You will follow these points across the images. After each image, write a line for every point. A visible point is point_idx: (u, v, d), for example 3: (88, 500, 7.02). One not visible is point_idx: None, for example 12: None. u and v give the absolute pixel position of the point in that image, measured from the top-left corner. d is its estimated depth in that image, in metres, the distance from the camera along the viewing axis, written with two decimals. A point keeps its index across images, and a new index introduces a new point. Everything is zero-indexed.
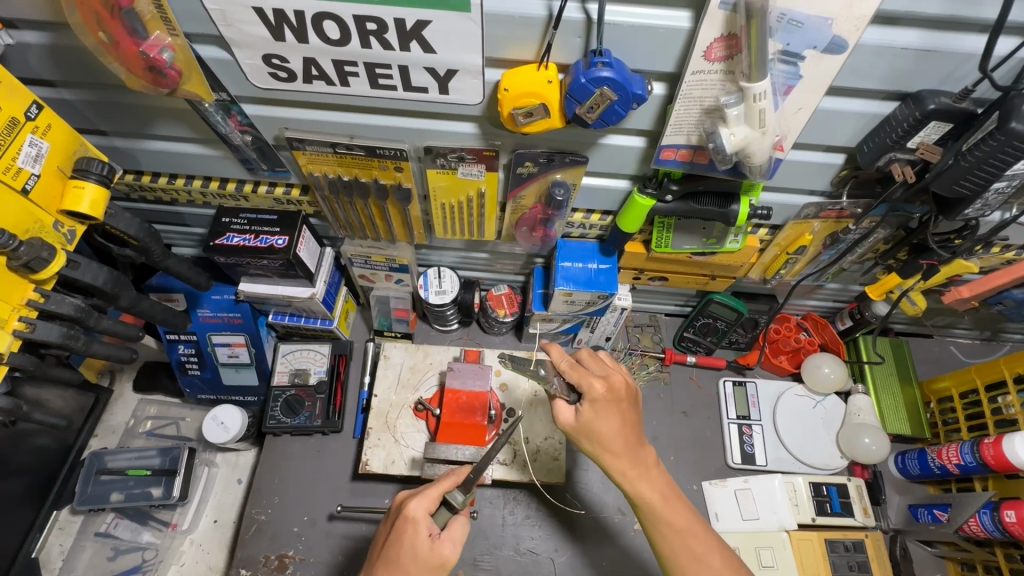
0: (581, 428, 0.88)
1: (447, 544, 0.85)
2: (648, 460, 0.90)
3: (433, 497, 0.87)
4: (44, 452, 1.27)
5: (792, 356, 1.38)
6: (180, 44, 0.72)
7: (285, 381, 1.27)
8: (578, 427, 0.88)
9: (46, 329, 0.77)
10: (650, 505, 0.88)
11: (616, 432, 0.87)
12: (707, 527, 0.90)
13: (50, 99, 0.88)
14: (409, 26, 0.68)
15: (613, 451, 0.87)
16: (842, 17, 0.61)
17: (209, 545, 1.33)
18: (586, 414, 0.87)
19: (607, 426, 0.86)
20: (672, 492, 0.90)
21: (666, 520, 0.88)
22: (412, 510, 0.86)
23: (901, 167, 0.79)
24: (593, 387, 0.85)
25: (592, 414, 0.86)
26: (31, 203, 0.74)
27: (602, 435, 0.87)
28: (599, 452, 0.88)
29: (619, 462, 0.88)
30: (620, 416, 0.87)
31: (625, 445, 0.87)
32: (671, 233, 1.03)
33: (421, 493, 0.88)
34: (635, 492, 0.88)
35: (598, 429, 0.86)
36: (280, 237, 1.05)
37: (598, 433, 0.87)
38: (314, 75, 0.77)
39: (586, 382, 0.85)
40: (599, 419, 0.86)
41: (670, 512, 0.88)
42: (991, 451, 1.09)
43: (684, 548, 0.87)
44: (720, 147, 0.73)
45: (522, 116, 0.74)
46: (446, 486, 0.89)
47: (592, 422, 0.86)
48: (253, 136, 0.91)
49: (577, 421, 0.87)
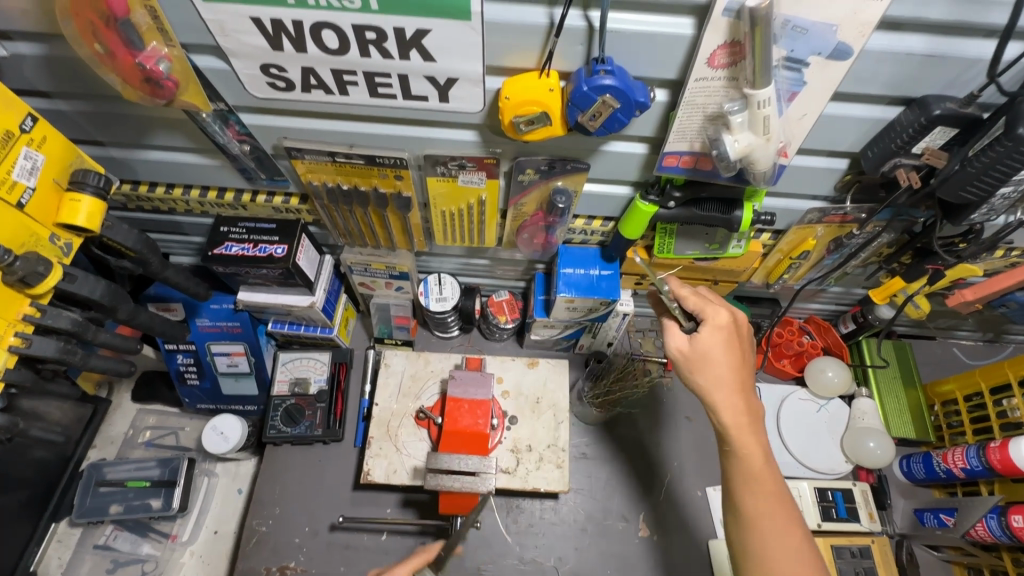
0: (695, 354, 0.84)
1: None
2: (759, 414, 0.83)
3: (404, 574, 0.90)
4: (42, 464, 1.26)
5: (795, 360, 1.37)
6: (177, 55, 0.71)
7: (285, 391, 1.26)
8: (688, 354, 0.85)
9: (43, 344, 0.76)
10: (757, 463, 0.79)
11: (729, 363, 0.82)
12: (787, 500, 0.78)
13: (46, 110, 0.87)
14: (409, 35, 0.67)
15: (724, 387, 0.81)
16: (847, 23, 0.60)
17: (210, 557, 1.32)
18: (706, 338, 0.83)
19: (720, 356, 0.83)
20: (771, 460, 0.80)
21: (762, 483, 0.78)
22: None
23: (906, 172, 0.77)
24: (717, 313, 0.84)
25: (711, 340, 0.83)
26: (27, 217, 0.73)
27: (712, 371, 0.82)
28: (712, 387, 0.82)
29: (728, 402, 0.81)
30: (736, 354, 0.83)
31: (737, 391, 0.81)
32: (673, 240, 1.02)
33: (391, 570, 0.92)
34: (740, 442, 0.80)
35: (711, 357, 0.83)
36: (279, 247, 1.04)
37: (712, 361, 0.83)
38: (313, 84, 0.76)
39: (711, 312, 0.85)
40: (713, 347, 0.83)
41: (770, 474, 0.79)
42: (997, 455, 1.09)
43: (769, 513, 0.77)
44: (723, 155, 0.72)
45: (524, 125, 0.73)
46: (416, 562, 0.93)
47: (710, 348, 0.83)
48: (252, 145, 0.90)
49: (692, 345, 0.84)
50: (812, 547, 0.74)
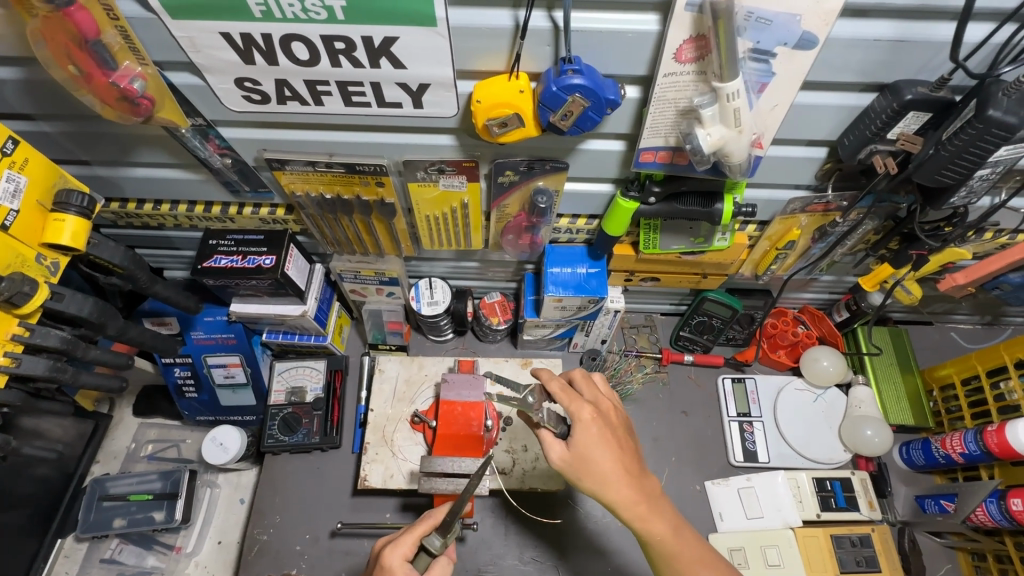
0: (576, 462, 0.83)
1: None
2: (653, 491, 0.86)
3: (409, 544, 0.87)
4: (44, 481, 1.28)
5: (791, 350, 1.36)
6: (151, 73, 0.73)
7: (281, 400, 1.27)
8: (571, 462, 0.83)
9: (32, 362, 0.77)
10: (661, 542, 0.84)
11: (610, 458, 0.83)
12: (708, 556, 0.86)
13: (29, 132, 0.88)
14: (377, 43, 0.68)
15: (615, 486, 0.83)
16: (810, 12, 0.60)
17: (214, 567, 1.33)
18: (580, 441, 0.83)
19: (600, 459, 0.83)
20: (681, 530, 0.86)
21: (676, 557, 0.84)
22: (388, 559, 0.86)
23: (882, 159, 0.77)
24: (581, 410, 0.85)
25: (585, 441, 0.83)
26: (11, 238, 0.74)
27: (600, 478, 0.83)
28: (602, 488, 0.83)
29: (627, 498, 0.83)
30: (611, 443, 0.84)
31: (626, 489, 0.83)
32: (658, 234, 1.02)
33: (396, 541, 0.88)
34: (648, 527, 0.84)
35: (593, 459, 0.83)
36: (267, 257, 1.05)
37: (595, 467, 0.83)
38: (287, 96, 0.76)
39: (577, 411, 0.85)
40: (590, 450, 0.83)
41: (678, 546, 0.85)
42: (994, 439, 1.08)
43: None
44: (697, 148, 0.72)
45: (497, 127, 0.74)
46: (422, 530, 0.88)
47: (588, 450, 0.83)
48: (233, 158, 0.91)
49: (571, 452, 0.83)
50: None
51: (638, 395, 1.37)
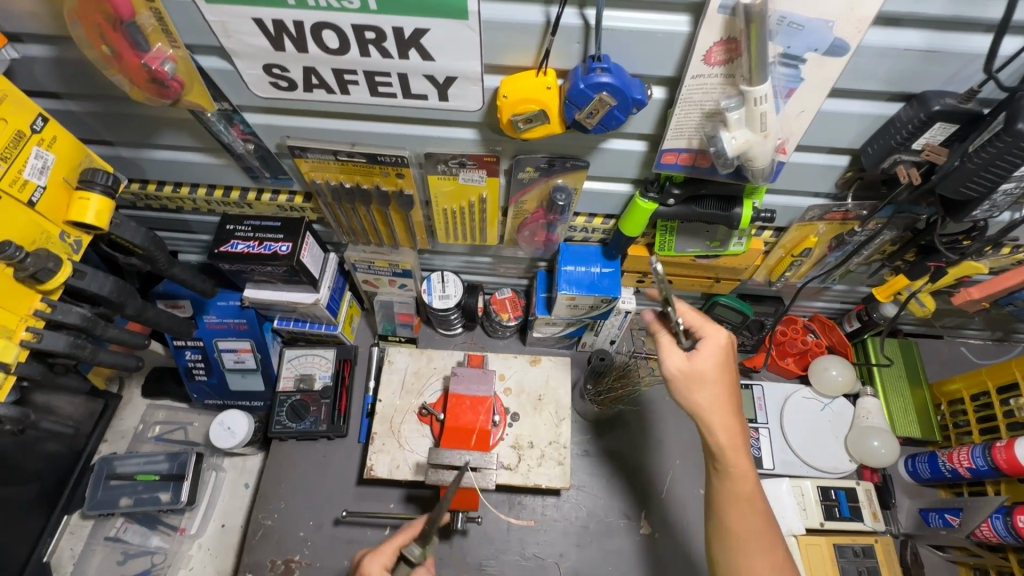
0: (690, 373, 0.84)
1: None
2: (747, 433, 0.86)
3: (388, 553, 0.89)
4: (54, 458, 1.29)
5: (799, 359, 1.37)
6: (182, 56, 0.73)
7: (290, 387, 1.28)
8: (684, 373, 0.85)
9: (54, 338, 0.79)
10: (739, 484, 0.82)
11: (723, 389, 0.84)
12: (771, 524, 0.83)
13: (56, 111, 0.89)
14: (407, 35, 0.68)
15: (715, 412, 0.83)
16: (843, 20, 0.60)
17: (217, 549, 1.34)
18: (701, 364, 0.84)
19: (706, 392, 0.84)
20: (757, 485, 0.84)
21: (740, 496, 0.82)
22: (368, 568, 0.88)
23: (906, 169, 0.77)
24: (716, 335, 0.85)
25: (705, 360, 0.84)
26: (38, 214, 0.75)
27: (709, 421, 0.83)
28: (705, 406, 0.84)
29: (722, 425, 0.83)
30: (726, 385, 0.84)
31: (728, 449, 0.83)
32: (674, 236, 1.02)
33: (376, 550, 0.90)
34: (732, 463, 0.82)
35: (706, 377, 0.84)
36: (283, 244, 1.06)
37: (705, 386, 0.84)
38: (315, 84, 0.77)
39: (706, 332, 0.86)
40: (705, 377, 0.84)
41: (753, 540, 0.81)
42: (1003, 455, 1.07)
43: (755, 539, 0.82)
44: (721, 151, 0.72)
45: (522, 123, 0.74)
46: (401, 539, 0.90)
47: (706, 368, 0.84)
48: (256, 144, 0.91)
49: (689, 361, 0.85)
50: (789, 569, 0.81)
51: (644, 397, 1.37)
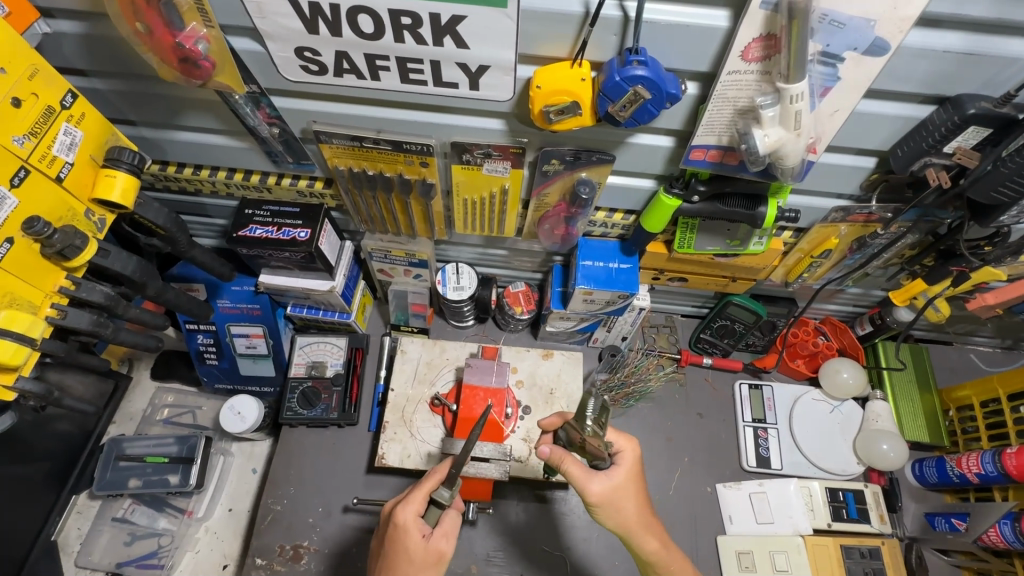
0: (608, 500, 0.84)
1: (440, 540, 0.85)
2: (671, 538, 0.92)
3: (421, 500, 0.87)
4: (64, 437, 1.29)
5: (810, 360, 1.37)
6: (215, 36, 0.73)
7: (301, 373, 1.28)
8: (608, 498, 0.84)
9: (77, 316, 0.79)
10: None
11: (639, 505, 0.86)
12: None
13: (82, 88, 0.88)
14: (444, 22, 0.68)
15: (637, 532, 0.86)
16: (885, 18, 0.60)
17: (224, 533, 1.34)
18: (617, 485, 0.85)
19: (628, 509, 0.85)
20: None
21: None
22: (402, 517, 0.86)
23: (936, 172, 0.78)
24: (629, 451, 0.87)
25: (623, 486, 0.85)
26: (65, 191, 0.75)
27: (639, 538, 0.86)
28: (630, 524, 0.85)
29: (652, 534, 0.87)
30: (637, 496, 0.86)
31: (658, 555, 0.88)
32: (694, 234, 1.02)
33: (406, 499, 0.88)
34: (669, 568, 0.89)
35: (620, 502, 0.85)
36: (302, 230, 1.06)
37: (625, 509, 0.85)
38: (345, 68, 0.77)
39: (622, 450, 0.87)
40: (622, 499, 0.85)
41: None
42: (1014, 461, 1.08)
43: None
44: (752, 149, 0.72)
45: (554, 114, 0.74)
46: (429, 486, 0.88)
47: (622, 495, 0.85)
48: (281, 128, 0.91)
49: (608, 491, 0.84)
50: None
51: (654, 394, 1.38)
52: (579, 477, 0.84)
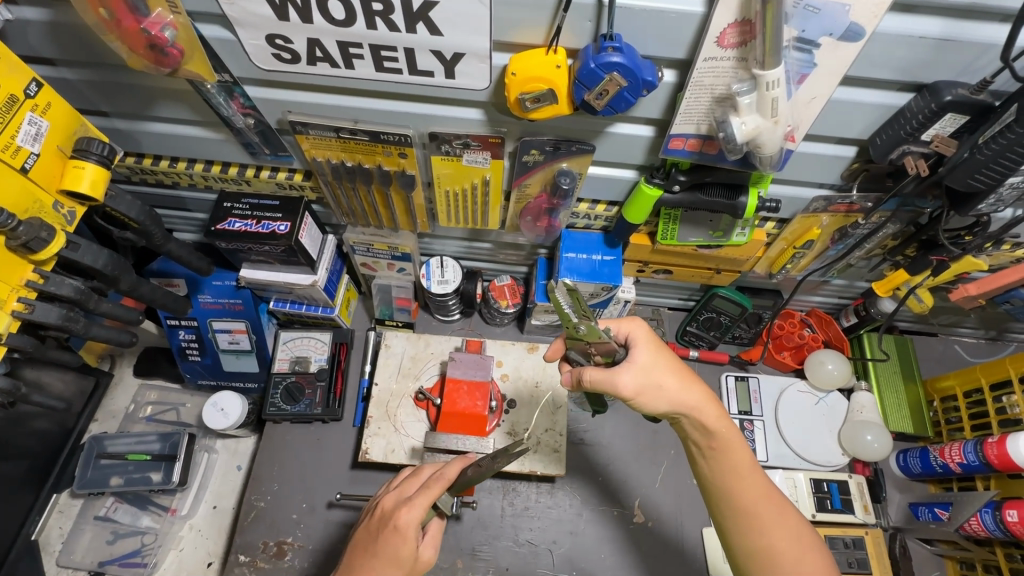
0: (645, 387, 0.79)
1: (427, 547, 0.87)
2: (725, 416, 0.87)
3: (424, 508, 0.84)
4: (43, 436, 1.27)
5: (796, 352, 1.36)
6: (182, 23, 0.72)
7: (285, 369, 1.27)
8: (644, 384, 0.79)
9: (46, 310, 0.77)
10: (738, 471, 0.81)
11: (681, 378, 0.81)
12: (773, 489, 0.82)
13: (51, 78, 0.86)
14: (416, 7, 0.67)
15: (694, 396, 0.81)
16: (859, 3, 0.59)
17: (208, 531, 1.33)
18: (645, 365, 0.80)
19: (670, 384, 0.80)
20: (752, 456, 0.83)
21: (740, 468, 0.81)
22: (404, 521, 0.83)
23: (914, 160, 0.77)
24: (637, 329, 0.83)
25: (651, 362, 0.81)
26: (31, 182, 0.73)
27: (694, 408, 0.81)
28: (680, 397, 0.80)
29: (706, 400, 0.82)
30: (673, 368, 0.82)
31: (720, 423, 0.82)
32: (677, 225, 1.02)
33: (410, 502, 0.84)
34: (727, 439, 0.82)
35: (658, 379, 0.80)
36: (282, 224, 1.04)
37: (667, 388, 0.80)
38: (318, 56, 0.75)
39: (632, 331, 0.83)
40: (659, 378, 0.80)
41: (763, 512, 0.80)
42: (995, 450, 1.08)
43: (765, 506, 0.80)
44: (730, 137, 0.71)
45: (530, 102, 0.73)
46: (435, 492, 0.85)
47: (658, 374, 0.80)
48: (256, 119, 0.90)
49: (638, 372, 0.80)
50: (809, 532, 0.81)
51: None
52: (603, 379, 0.79)
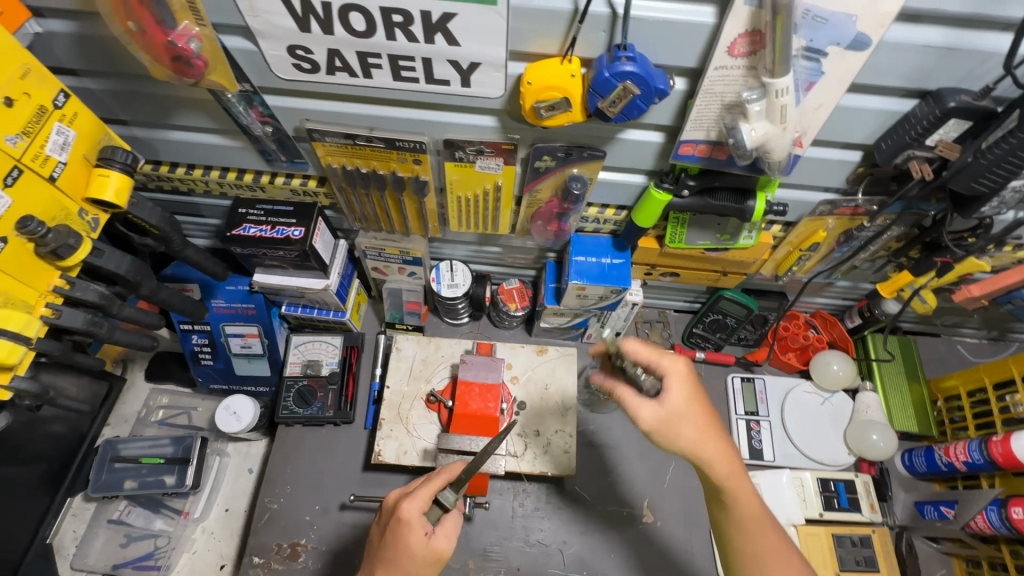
0: (666, 425, 0.80)
1: (441, 538, 0.86)
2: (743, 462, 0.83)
3: (425, 498, 0.87)
4: (58, 439, 1.29)
5: (801, 353, 1.38)
6: (207, 35, 0.74)
7: (297, 372, 1.29)
8: (662, 423, 0.80)
9: (71, 315, 0.79)
10: (747, 521, 0.80)
11: (702, 424, 0.80)
12: (782, 538, 0.81)
13: (74, 88, 0.88)
14: (435, 19, 0.69)
15: (710, 450, 0.79)
16: (866, 14, 0.61)
17: (221, 533, 1.34)
18: (672, 406, 0.80)
19: (688, 434, 0.79)
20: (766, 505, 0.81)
21: (754, 524, 0.80)
22: (407, 513, 0.85)
23: (919, 165, 0.79)
24: (678, 365, 0.82)
25: (680, 402, 0.80)
26: (58, 190, 0.75)
27: (706, 462, 0.79)
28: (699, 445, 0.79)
29: (720, 453, 0.79)
30: (699, 409, 0.80)
31: (733, 479, 0.79)
32: (685, 228, 1.04)
33: (412, 494, 0.87)
34: (738, 493, 0.79)
35: (678, 424, 0.79)
36: (296, 229, 1.06)
37: (683, 435, 0.79)
38: (338, 66, 0.77)
39: (670, 370, 0.82)
40: (677, 422, 0.79)
41: (766, 558, 0.80)
42: (999, 449, 1.10)
43: (769, 555, 0.80)
44: (740, 143, 0.73)
45: (545, 110, 0.75)
46: (437, 484, 0.89)
47: (679, 415, 0.80)
48: (274, 127, 0.92)
49: (664, 411, 0.80)
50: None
51: None
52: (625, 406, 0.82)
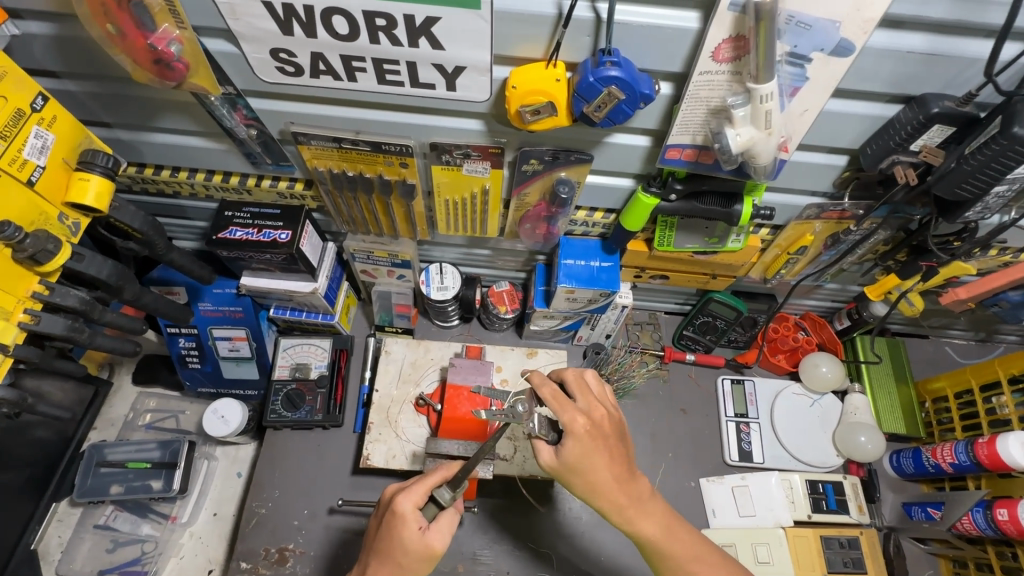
0: (566, 468, 0.83)
1: (436, 534, 0.84)
2: (641, 493, 0.87)
3: (421, 494, 0.85)
4: (43, 444, 1.27)
5: (790, 355, 1.40)
6: (188, 38, 0.73)
7: (285, 376, 1.28)
8: (561, 469, 0.83)
9: (51, 321, 0.78)
10: (652, 541, 0.87)
11: (602, 467, 0.83)
12: (691, 551, 0.89)
13: (55, 91, 0.87)
14: (418, 23, 0.68)
15: (604, 494, 0.84)
16: (849, 20, 0.61)
17: (209, 538, 1.33)
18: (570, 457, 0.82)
19: (592, 479, 0.83)
20: (666, 526, 0.88)
21: (670, 554, 0.88)
22: (401, 507, 0.84)
23: (903, 170, 0.79)
24: (574, 421, 0.82)
25: (576, 454, 0.81)
26: (37, 195, 0.74)
27: (602, 500, 0.84)
28: (591, 489, 0.84)
29: (615, 494, 0.84)
30: (600, 456, 0.83)
31: (627, 511, 0.86)
32: (673, 232, 1.04)
33: (407, 488, 0.86)
34: (632, 521, 0.86)
35: (583, 468, 0.82)
36: (282, 232, 1.05)
37: (585, 474, 0.82)
38: (322, 69, 0.76)
39: (571, 421, 0.82)
40: (580, 467, 0.82)
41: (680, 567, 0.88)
42: (985, 450, 1.10)
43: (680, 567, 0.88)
44: (725, 147, 0.73)
45: (530, 114, 0.75)
46: (432, 480, 0.88)
47: (580, 461, 0.82)
48: (259, 130, 0.91)
49: (560, 461, 0.82)
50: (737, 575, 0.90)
51: (638, 390, 1.39)
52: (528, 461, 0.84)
